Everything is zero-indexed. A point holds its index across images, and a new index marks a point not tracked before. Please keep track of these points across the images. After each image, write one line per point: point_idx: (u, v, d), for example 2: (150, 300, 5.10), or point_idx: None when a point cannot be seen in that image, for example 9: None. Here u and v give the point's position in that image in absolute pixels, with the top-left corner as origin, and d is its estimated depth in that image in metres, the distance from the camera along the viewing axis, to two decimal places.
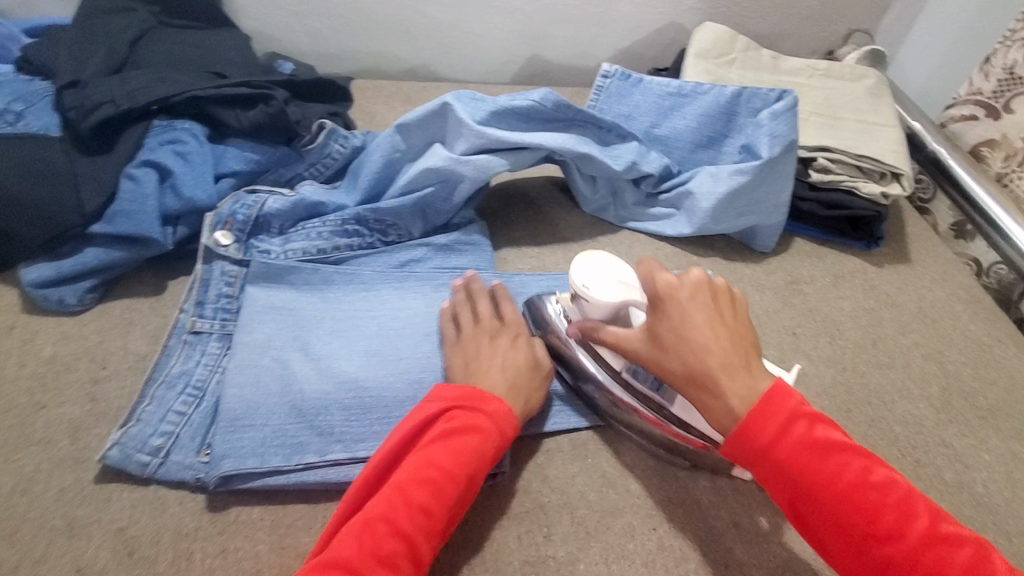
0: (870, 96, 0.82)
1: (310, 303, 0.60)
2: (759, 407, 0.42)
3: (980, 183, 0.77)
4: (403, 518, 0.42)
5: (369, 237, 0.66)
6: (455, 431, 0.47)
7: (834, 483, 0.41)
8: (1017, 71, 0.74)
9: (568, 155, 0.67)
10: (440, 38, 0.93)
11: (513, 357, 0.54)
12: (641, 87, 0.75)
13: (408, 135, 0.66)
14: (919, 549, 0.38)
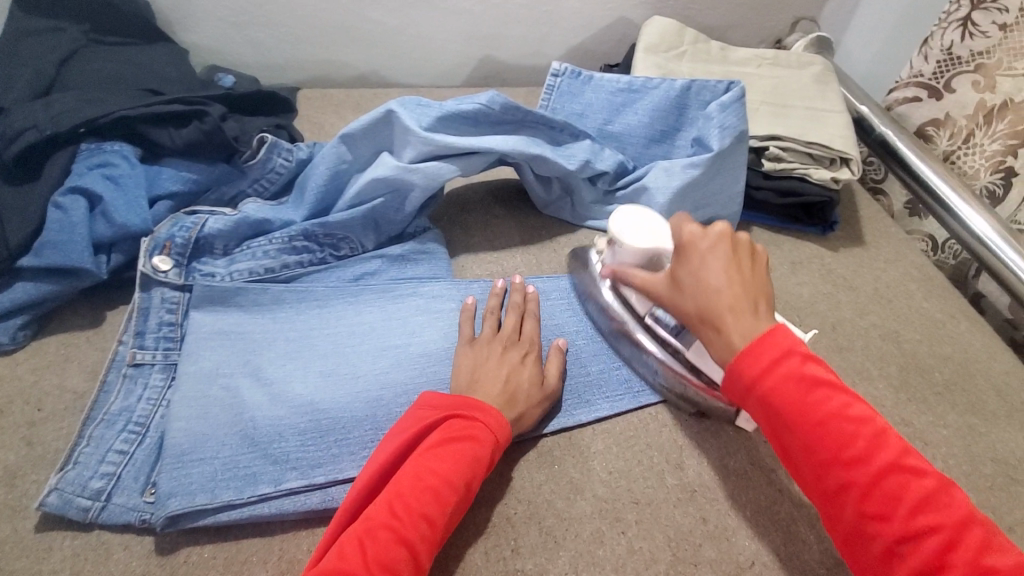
0: (817, 83, 0.82)
1: (260, 325, 0.58)
2: (757, 340, 0.43)
3: (924, 160, 0.77)
4: (406, 527, 0.41)
5: (319, 253, 0.64)
6: (454, 438, 0.46)
7: (812, 411, 0.40)
8: (956, 51, 0.74)
9: (518, 156, 0.65)
10: (387, 44, 0.91)
11: (501, 372, 0.53)
12: (591, 84, 0.75)
13: (354, 146, 0.64)
14: (883, 474, 0.38)
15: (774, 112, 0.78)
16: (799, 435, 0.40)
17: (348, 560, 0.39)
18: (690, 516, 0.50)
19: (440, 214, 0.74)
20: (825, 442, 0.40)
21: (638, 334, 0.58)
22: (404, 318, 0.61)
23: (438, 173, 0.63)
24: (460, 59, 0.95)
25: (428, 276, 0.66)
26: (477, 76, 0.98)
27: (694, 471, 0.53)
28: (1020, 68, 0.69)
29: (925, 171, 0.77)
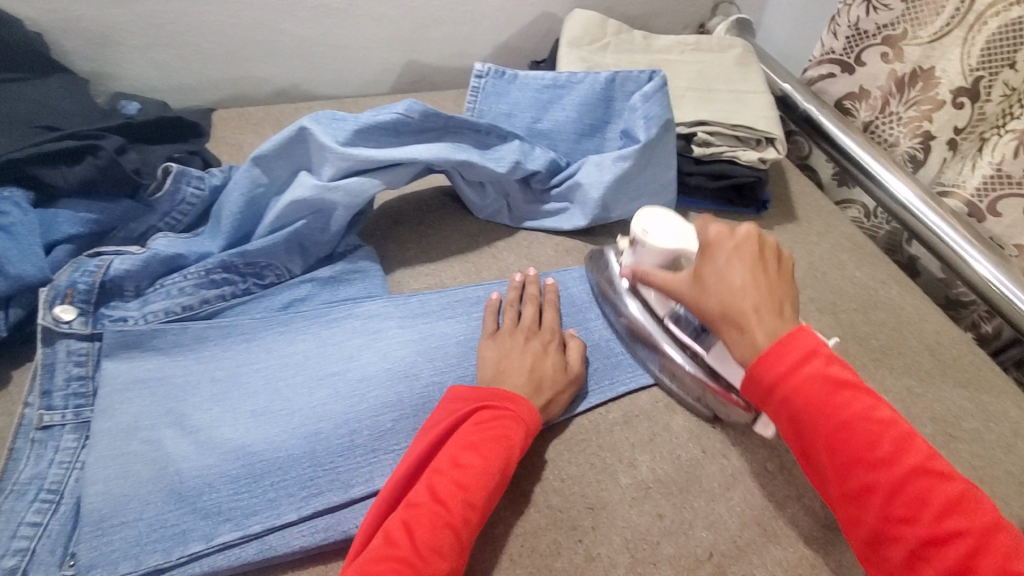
0: (738, 66, 0.83)
1: (183, 368, 0.54)
2: (777, 342, 0.44)
3: (846, 130, 0.79)
4: (454, 513, 0.43)
5: (241, 282, 0.60)
6: (485, 427, 0.47)
7: (839, 412, 0.41)
8: (862, 26, 0.77)
9: (444, 164, 0.63)
10: (305, 57, 0.87)
11: (526, 362, 0.54)
12: (516, 84, 0.73)
13: (269, 168, 0.61)
14: (906, 478, 0.39)
15: (698, 99, 0.78)
16: (825, 436, 0.41)
17: (401, 545, 0.41)
18: (646, 514, 0.50)
19: (370, 229, 0.70)
20: (852, 441, 0.40)
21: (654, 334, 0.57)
22: (339, 342, 0.58)
23: (362, 189, 0.61)
24: (383, 66, 0.92)
25: (362, 295, 0.63)
26: (403, 82, 0.96)
27: (647, 467, 0.53)
28: (924, 36, 0.72)
29: (849, 143, 0.78)
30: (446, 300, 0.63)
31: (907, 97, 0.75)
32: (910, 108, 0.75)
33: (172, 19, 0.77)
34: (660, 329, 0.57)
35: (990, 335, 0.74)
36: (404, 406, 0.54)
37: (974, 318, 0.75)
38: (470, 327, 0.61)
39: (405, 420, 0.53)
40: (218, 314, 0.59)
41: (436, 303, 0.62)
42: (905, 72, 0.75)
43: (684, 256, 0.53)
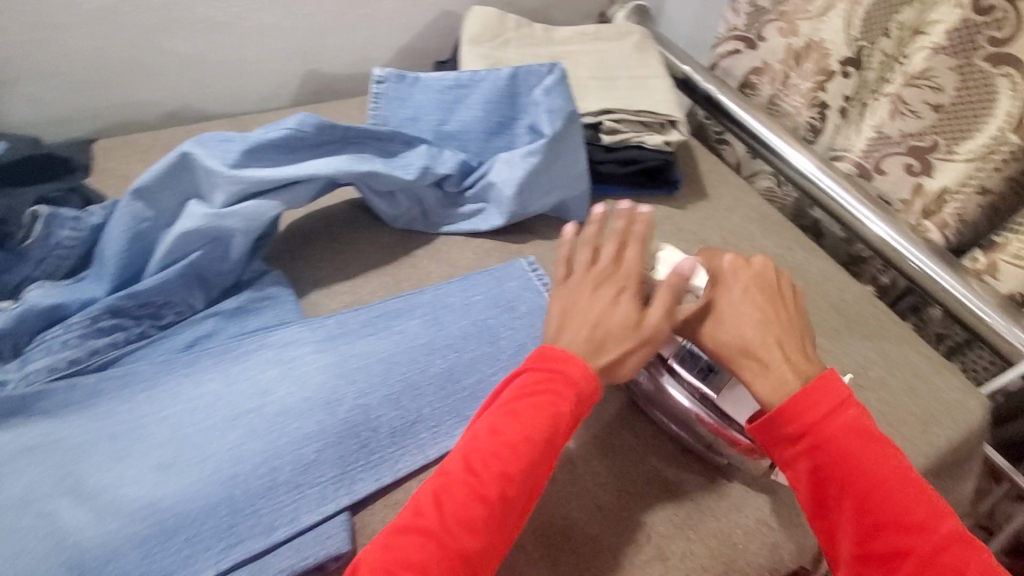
0: (636, 52, 0.85)
1: (65, 429, 0.49)
2: (807, 389, 0.46)
3: (734, 102, 0.82)
4: (484, 489, 0.42)
5: (114, 322, 0.55)
6: (529, 392, 0.46)
7: (871, 471, 0.44)
8: (762, 2, 0.79)
9: (350, 181, 0.63)
10: (193, 76, 0.81)
11: (590, 316, 0.50)
12: (417, 87, 0.72)
13: (152, 200, 0.57)
14: (942, 548, 0.41)
15: (602, 88, 0.79)
16: (854, 494, 0.44)
17: (428, 520, 0.41)
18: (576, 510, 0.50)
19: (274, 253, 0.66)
20: (882, 501, 0.43)
21: (664, 382, 0.55)
22: (249, 375, 0.54)
23: (259, 212, 0.58)
24: (281, 79, 0.87)
25: (266, 325, 0.59)
26: (307, 93, 0.90)
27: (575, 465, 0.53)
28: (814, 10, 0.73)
29: (736, 114, 0.81)
30: (365, 318, 0.60)
31: (791, 70, 0.78)
32: (796, 78, 0.77)
33: (28, 42, 0.69)
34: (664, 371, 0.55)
35: (887, 288, 0.78)
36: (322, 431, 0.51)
37: (873, 276, 0.80)
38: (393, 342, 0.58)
39: (321, 448, 0.50)
40: (102, 364, 0.54)
41: (354, 323, 0.60)
42: (789, 45, 0.77)
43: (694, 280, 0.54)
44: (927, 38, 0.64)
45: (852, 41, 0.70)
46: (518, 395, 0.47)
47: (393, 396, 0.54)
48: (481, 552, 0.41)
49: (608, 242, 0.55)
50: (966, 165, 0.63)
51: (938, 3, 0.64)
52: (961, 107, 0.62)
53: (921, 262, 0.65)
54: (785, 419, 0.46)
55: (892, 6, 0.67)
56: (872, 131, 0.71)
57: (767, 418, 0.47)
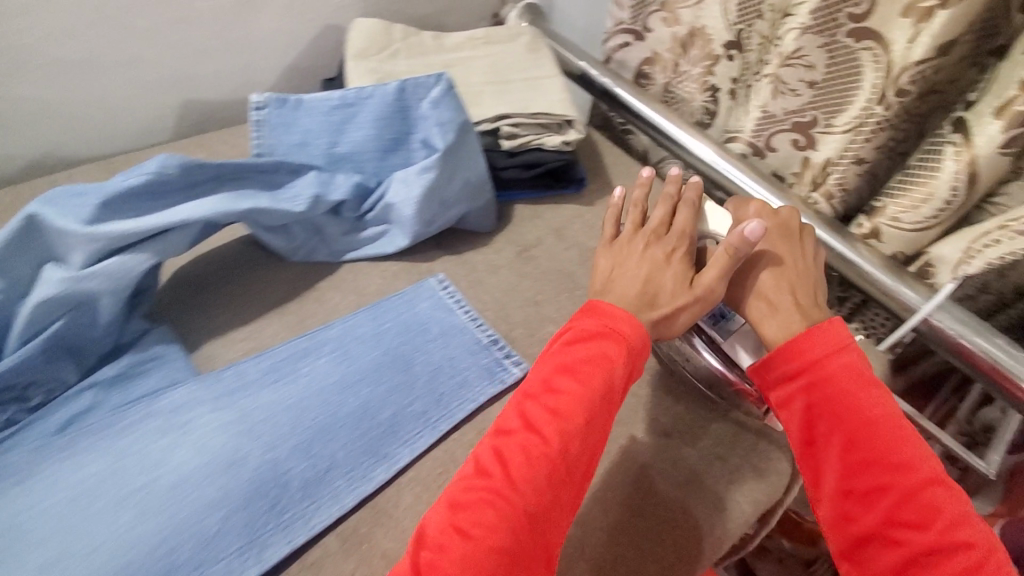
0: (529, 53, 0.89)
1: (67, 444, 0.52)
2: (818, 330, 0.52)
3: (717, 155, 0.83)
4: (577, 404, 0.47)
5: (144, 342, 0.59)
6: (587, 340, 0.50)
7: (864, 405, 0.49)
8: (768, 111, 0.80)
9: (371, 207, 0.71)
10: (127, 98, 0.82)
11: (641, 273, 0.56)
12: (301, 110, 0.73)
13: (139, 207, 0.56)
14: (922, 486, 0.46)
15: (615, 159, 0.91)
16: (840, 415, 0.49)
17: (492, 479, 0.45)
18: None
19: (256, 256, 0.70)
20: (871, 439, 0.48)
21: (697, 344, 0.63)
22: (253, 378, 0.58)
23: (283, 215, 0.63)
24: (226, 82, 0.89)
25: (276, 339, 0.63)
26: (280, 87, 0.95)
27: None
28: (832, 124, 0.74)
29: (725, 171, 0.81)
30: (373, 318, 0.65)
31: (768, 127, 0.81)
32: (774, 143, 0.82)
33: None
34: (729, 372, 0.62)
35: (875, 328, 0.81)
36: (323, 423, 0.56)
37: (864, 323, 0.82)
38: (377, 346, 0.62)
39: (325, 442, 0.54)
40: (111, 383, 0.56)
41: None
42: (762, 111, 0.81)
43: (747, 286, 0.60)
44: (858, 91, 0.70)
45: (800, 108, 0.76)
46: (592, 329, 0.51)
47: (379, 368, 0.60)
48: (568, 471, 0.46)
49: (658, 208, 0.63)
50: (914, 229, 0.70)
51: (857, 65, 0.69)
52: (913, 183, 0.68)
53: (904, 300, 0.70)
54: (790, 357, 0.53)
55: (832, 85, 0.72)
56: (835, 189, 0.76)
57: (775, 357, 0.54)
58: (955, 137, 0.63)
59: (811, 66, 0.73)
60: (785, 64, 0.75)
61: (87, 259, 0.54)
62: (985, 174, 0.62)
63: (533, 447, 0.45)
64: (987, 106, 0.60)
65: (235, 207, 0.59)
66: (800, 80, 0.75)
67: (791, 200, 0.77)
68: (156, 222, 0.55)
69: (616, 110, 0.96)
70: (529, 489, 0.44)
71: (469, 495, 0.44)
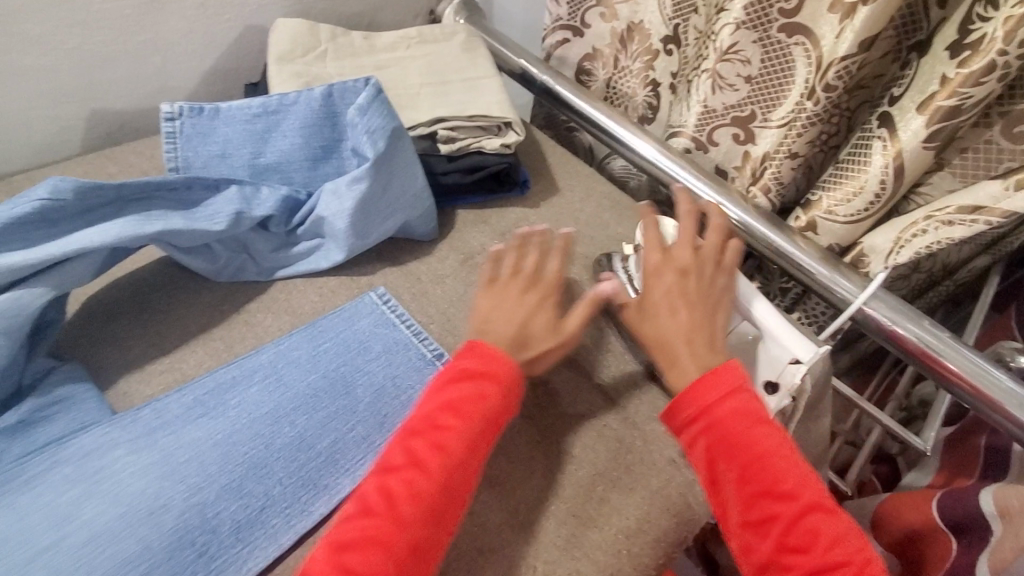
0: (466, 52, 0.86)
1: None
2: (715, 375, 0.54)
3: (659, 151, 0.82)
4: (451, 446, 0.50)
5: (49, 383, 0.54)
6: (457, 385, 0.52)
7: (757, 442, 0.51)
8: (709, 105, 0.79)
9: (301, 222, 0.67)
10: (18, 106, 0.74)
11: (514, 318, 0.58)
12: (219, 119, 0.68)
13: (32, 236, 0.51)
14: (808, 510, 0.49)
15: (558, 158, 0.89)
16: (735, 451, 0.51)
17: (366, 524, 0.46)
18: (467, 555, 0.50)
19: (177, 280, 0.65)
20: (764, 471, 0.50)
21: None
22: (182, 413, 0.54)
23: (200, 236, 0.59)
24: (136, 88, 0.82)
25: (202, 369, 0.59)
26: (201, 94, 0.89)
27: (476, 501, 0.53)
28: (771, 119, 0.75)
29: (665, 168, 0.81)
30: (308, 342, 0.61)
31: (710, 121, 0.81)
32: (716, 137, 0.82)
33: None
34: None
35: (816, 317, 0.84)
36: (258, 457, 0.52)
37: (806, 314, 0.84)
38: (314, 370, 0.59)
39: (266, 474, 0.51)
40: (14, 431, 0.50)
41: None
42: (701, 106, 0.80)
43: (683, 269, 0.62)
44: (792, 85, 0.71)
45: (738, 102, 0.77)
46: (473, 369, 0.53)
47: (316, 393, 0.57)
48: (447, 513, 0.48)
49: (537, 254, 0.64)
50: (847, 222, 0.71)
51: (789, 61, 0.70)
52: (845, 176, 0.69)
53: (842, 292, 0.71)
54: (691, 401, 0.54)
55: (767, 80, 0.73)
56: (772, 183, 0.77)
57: (675, 400, 0.55)
58: (881, 132, 0.65)
59: (747, 61, 0.73)
60: (722, 59, 0.74)
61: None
62: (911, 167, 0.65)
63: (416, 487, 0.47)
64: (910, 102, 0.62)
65: (143, 231, 0.54)
66: (737, 75, 0.75)
67: (731, 194, 0.78)
68: (51, 252, 0.50)
69: (558, 108, 0.94)
70: (406, 528, 0.46)
71: (352, 538, 0.45)
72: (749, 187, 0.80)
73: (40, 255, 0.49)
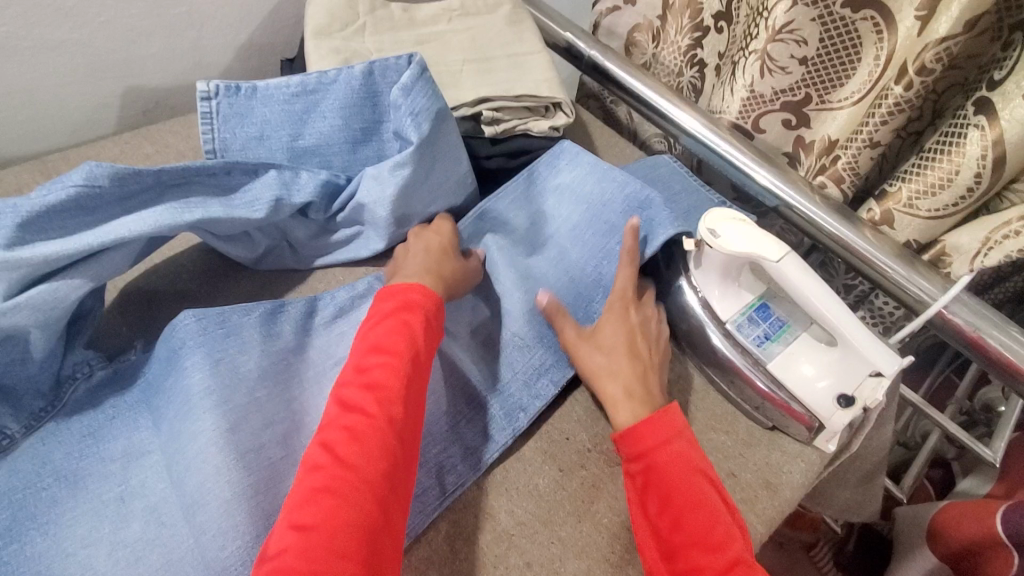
0: (510, 25, 0.80)
1: (14, 493, 0.45)
2: (646, 420, 0.50)
3: (720, 138, 0.75)
4: (400, 363, 0.47)
5: (93, 377, 0.52)
6: (393, 318, 0.50)
7: (689, 496, 0.47)
8: (756, 89, 0.72)
9: (341, 207, 0.64)
10: (56, 85, 0.71)
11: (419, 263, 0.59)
12: (256, 98, 0.64)
13: (66, 225, 0.48)
14: (727, 572, 0.43)
15: (606, 142, 0.84)
16: (668, 496, 0.47)
17: (354, 445, 0.42)
18: (514, 569, 0.47)
19: (215, 266, 0.63)
20: (693, 517, 0.46)
21: (739, 364, 0.57)
22: (245, 389, 0.49)
23: (240, 224, 0.56)
24: (171, 66, 0.79)
25: None
26: (235, 69, 0.86)
27: (523, 511, 0.50)
28: (833, 102, 0.69)
29: (724, 153, 0.74)
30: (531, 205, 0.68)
31: (756, 108, 0.75)
32: (764, 123, 0.76)
33: None
34: (761, 375, 0.56)
35: (884, 316, 0.78)
36: (604, 225, 0.65)
37: (870, 313, 0.79)
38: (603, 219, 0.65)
39: (567, 257, 0.64)
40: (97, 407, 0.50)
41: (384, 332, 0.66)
42: (747, 91, 0.73)
43: (760, 259, 0.54)
44: (859, 64, 0.65)
45: (791, 87, 0.70)
46: (402, 297, 0.52)
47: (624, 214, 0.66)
48: (415, 424, 0.46)
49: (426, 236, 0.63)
50: (930, 217, 0.66)
51: (856, 38, 0.64)
52: (929, 165, 0.63)
53: (919, 292, 0.65)
54: (633, 438, 0.50)
55: (827, 61, 0.67)
56: (845, 172, 0.71)
57: (619, 435, 0.51)
58: (978, 120, 0.58)
59: (803, 41, 0.66)
60: (774, 40, 0.67)
61: (8, 289, 0.45)
62: (1014, 157, 0.58)
63: (388, 392, 0.45)
64: (1015, 87, 0.55)
65: (182, 219, 0.52)
66: (791, 57, 0.68)
67: (796, 182, 0.71)
68: (90, 242, 0.47)
69: (604, 85, 0.87)
70: (392, 419, 0.44)
71: (360, 454, 0.42)
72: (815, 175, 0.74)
73: (76, 246, 0.47)
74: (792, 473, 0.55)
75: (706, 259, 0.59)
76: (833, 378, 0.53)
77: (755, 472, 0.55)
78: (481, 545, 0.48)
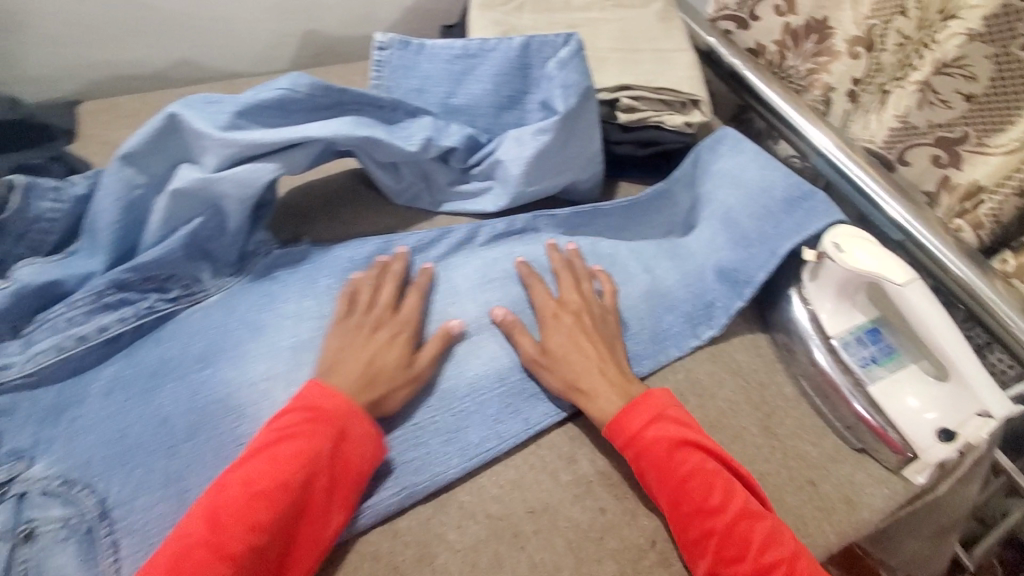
0: (660, 21, 0.83)
1: (209, 330, 0.56)
2: (627, 405, 0.52)
3: (855, 163, 0.74)
4: (283, 491, 0.43)
5: (270, 255, 0.61)
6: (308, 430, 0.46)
7: (681, 469, 0.49)
8: (910, 120, 0.71)
9: (477, 163, 0.70)
10: (250, 20, 0.82)
11: (365, 354, 0.52)
12: (423, 55, 0.71)
13: (266, 120, 0.58)
14: (735, 524, 0.47)
15: None
16: (663, 474, 0.49)
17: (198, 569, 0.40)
18: (589, 511, 0.51)
19: (362, 196, 0.70)
20: (688, 487, 0.48)
21: (841, 383, 0.58)
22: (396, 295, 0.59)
23: (394, 152, 0.63)
24: (345, 15, 0.88)
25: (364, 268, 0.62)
26: (399, 28, 0.94)
27: (604, 463, 0.54)
28: (988, 146, 0.66)
29: (853, 178, 0.74)
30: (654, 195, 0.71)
31: (905, 138, 0.73)
32: (911, 156, 0.74)
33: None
34: (858, 397, 0.57)
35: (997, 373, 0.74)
36: (763, 210, 0.67)
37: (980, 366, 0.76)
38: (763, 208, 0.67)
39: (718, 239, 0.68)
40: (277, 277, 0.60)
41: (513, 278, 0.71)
42: (899, 121, 0.73)
43: (882, 280, 0.54)
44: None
45: (950, 122, 0.68)
46: (308, 403, 0.47)
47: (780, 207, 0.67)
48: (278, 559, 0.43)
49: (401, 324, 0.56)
50: None
51: None
52: None
53: None
54: (616, 426, 0.52)
55: (994, 102, 0.64)
56: (986, 219, 0.68)
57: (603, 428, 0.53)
58: None
59: (972, 77, 0.64)
60: (940, 72, 0.66)
61: (217, 164, 0.55)
62: None
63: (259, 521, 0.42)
64: None
65: (355, 133, 0.58)
66: (955, 91, 0.66)
67: (927, 219, 0.69)
68: (284, 137, 0.56)
69: (741, 94, 0.88)
70: (251, 551, 0.41)
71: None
72: (952, 218, 0.71)
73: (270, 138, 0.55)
74: (873, 496, 0.55)
75: (826, 273, 0.60)
76: (940, 412, 0.53)
77: (836, 486, 0.56)
78: (560, 481, 0.53)
